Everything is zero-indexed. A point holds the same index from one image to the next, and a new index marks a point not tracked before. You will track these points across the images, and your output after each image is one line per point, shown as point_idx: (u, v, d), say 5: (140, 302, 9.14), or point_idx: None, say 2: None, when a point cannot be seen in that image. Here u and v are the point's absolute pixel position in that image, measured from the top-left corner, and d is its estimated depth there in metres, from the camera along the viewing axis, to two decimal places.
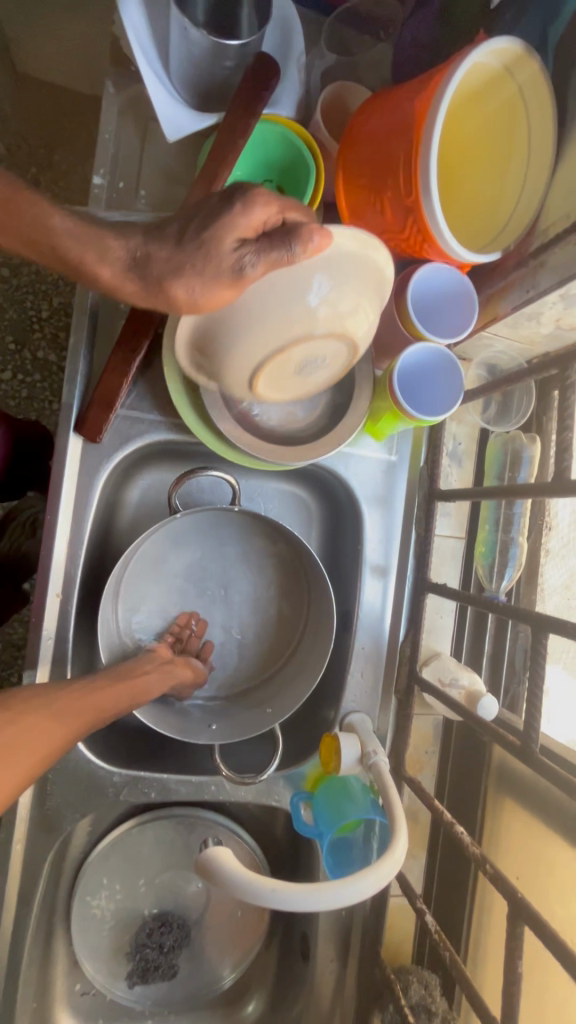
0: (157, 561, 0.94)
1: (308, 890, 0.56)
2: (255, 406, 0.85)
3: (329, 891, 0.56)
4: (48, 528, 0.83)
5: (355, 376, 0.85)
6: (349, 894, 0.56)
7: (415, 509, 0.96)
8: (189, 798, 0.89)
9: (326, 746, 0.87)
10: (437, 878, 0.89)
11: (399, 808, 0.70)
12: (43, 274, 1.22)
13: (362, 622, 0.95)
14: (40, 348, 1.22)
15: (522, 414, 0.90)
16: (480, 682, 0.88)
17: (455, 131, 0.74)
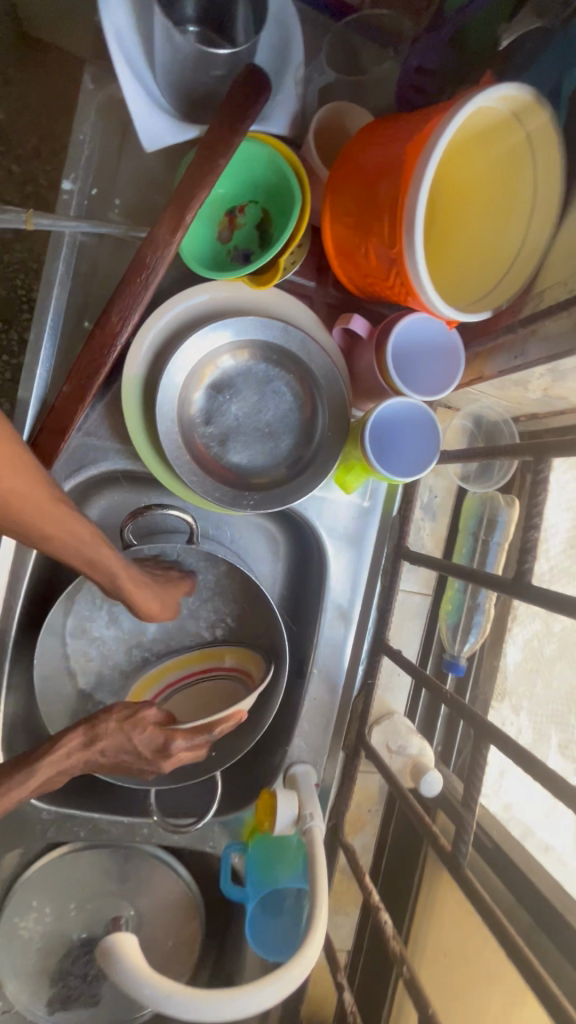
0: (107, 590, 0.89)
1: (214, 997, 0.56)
2: (218, 443, 0.79)
3: (238, 997, 0.57)
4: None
5: (327, 423, 0.79)
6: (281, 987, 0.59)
7: (383, 559, 0.92)
8: (120, 838, 0.86)
9: (263, 804, 0.84)
10: (368, 935, 0.90)
11: (323, 878, 0.70)
12: (37, 250, 1.15)
13: (317, 673, 0.91)
14: (28, 329, 1.15)
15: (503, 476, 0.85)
16: (430, 752, 0.87)
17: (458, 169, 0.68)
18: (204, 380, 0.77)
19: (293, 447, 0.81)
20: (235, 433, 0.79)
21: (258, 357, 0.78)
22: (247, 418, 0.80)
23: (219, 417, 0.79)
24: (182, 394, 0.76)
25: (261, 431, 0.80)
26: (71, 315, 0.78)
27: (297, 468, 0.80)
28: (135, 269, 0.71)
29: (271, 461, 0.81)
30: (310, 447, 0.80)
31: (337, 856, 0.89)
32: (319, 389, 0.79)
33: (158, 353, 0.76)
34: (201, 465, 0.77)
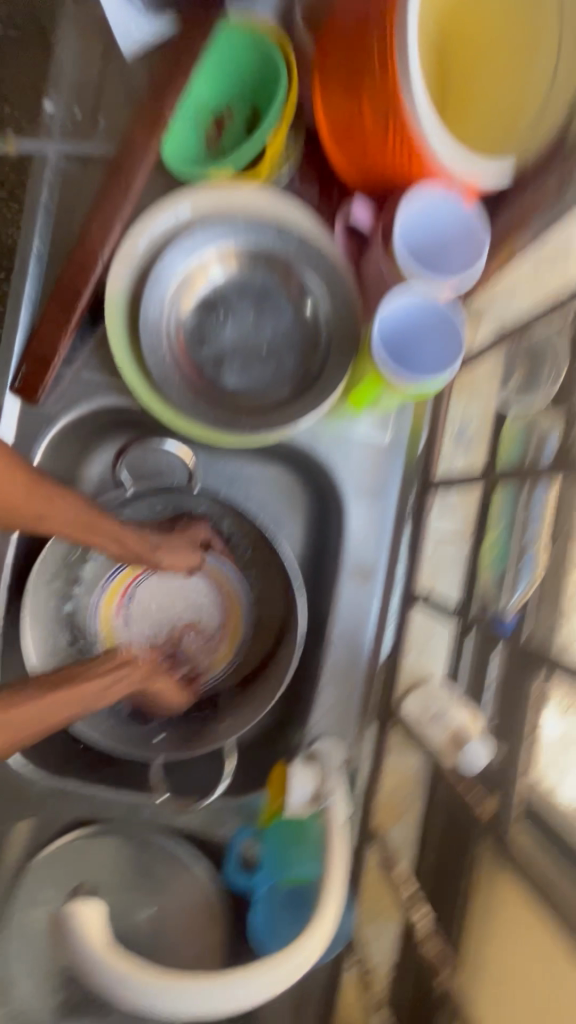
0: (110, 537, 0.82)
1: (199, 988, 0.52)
2: (211, 364, 0.71)
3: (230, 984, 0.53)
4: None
5: (333, 336, 0.70)
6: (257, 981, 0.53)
7: (410, 503, 0.82)
8: (121, 818, 0.77)
9: (276, 778, 0.73)
10: (412, 959, 0.72)
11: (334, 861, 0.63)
12: None
13: (338, 632, 0.80)
14: None
15: (552, 384, 0.70)
16: (478, 730, 0.68)
17: (459, 38, 0.64)
18: (194, 297, 0.70)
19: (297, 370, 0.71)
20: (231, 357, 0.71)
21: (252, 265, 0.70)
22: (244, 341, 0.72)
23: (211, 333, 0.71)
24: (168, 306, 0.69)
25: (260, 349, 0.72)
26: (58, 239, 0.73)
27: (302, 387, 0.71)
28: (116, 185, 0.68)
29: (273, 382, 0.71)
30: (316, 368, 0.71)
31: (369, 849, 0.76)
32: (321, 293, 0.69)
33: (144, 272, 0.69)
34: (193, 390, 0.69)
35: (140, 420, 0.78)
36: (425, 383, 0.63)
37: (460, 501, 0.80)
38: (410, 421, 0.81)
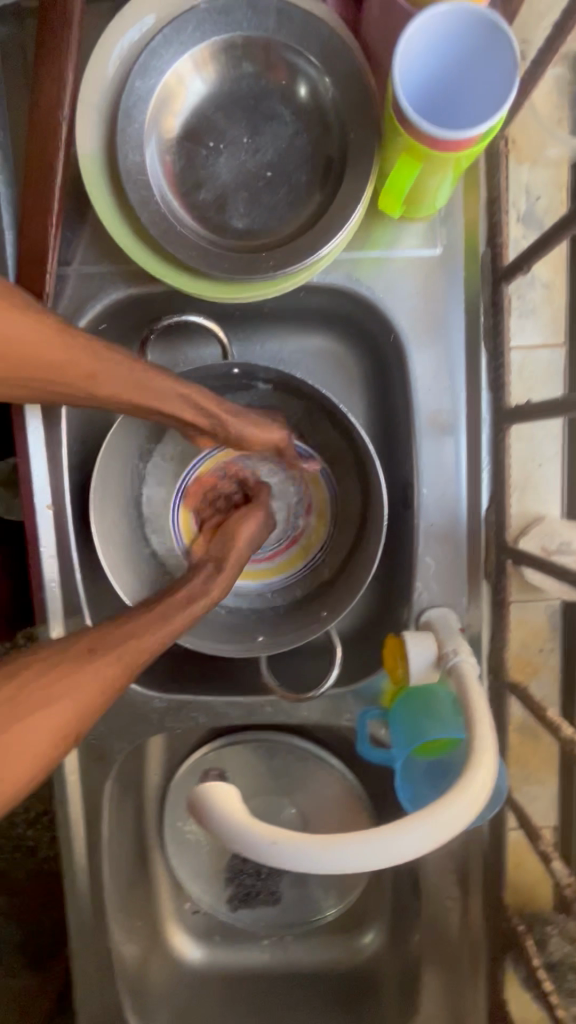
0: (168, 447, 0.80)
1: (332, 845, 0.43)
2: (215, 209, 0.60)
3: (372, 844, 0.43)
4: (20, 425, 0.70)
5: (348, 124, 0.57)
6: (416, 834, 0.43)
7: (481, 322, 0.69)
8: (243, 720, 0.75)
9: (390, 651, 0.68)
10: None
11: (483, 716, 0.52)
12: None
13: (428, 494, 0.70)
14: None
15: None
16: None
17: None
18: (174, 131, 0.59)
19: (314, 187, 0.60)
20: (235, 193, 0.60)
21: (232, 70, 0.58)
22: (245, 169, 0.60)
23: (206, 170, 0.60)
24: (151, 147, 0.58)
25: (266, 174, 0.60)
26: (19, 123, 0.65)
27: (325, 204, 0.59)
28: (56, 20, 0.57)
29: (290, 209, 0.60)
30: (336, 177, 0.59)
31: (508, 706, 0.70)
32: (324, 75, 0.56)
33: (114, 117, 0.59)
34: (201, 242, 0.59)
35: (158, 307, 0.70)
36: (481, 130, 0.48)
37: (542, 301, 0.70)
38: (464, 224, 0.66)
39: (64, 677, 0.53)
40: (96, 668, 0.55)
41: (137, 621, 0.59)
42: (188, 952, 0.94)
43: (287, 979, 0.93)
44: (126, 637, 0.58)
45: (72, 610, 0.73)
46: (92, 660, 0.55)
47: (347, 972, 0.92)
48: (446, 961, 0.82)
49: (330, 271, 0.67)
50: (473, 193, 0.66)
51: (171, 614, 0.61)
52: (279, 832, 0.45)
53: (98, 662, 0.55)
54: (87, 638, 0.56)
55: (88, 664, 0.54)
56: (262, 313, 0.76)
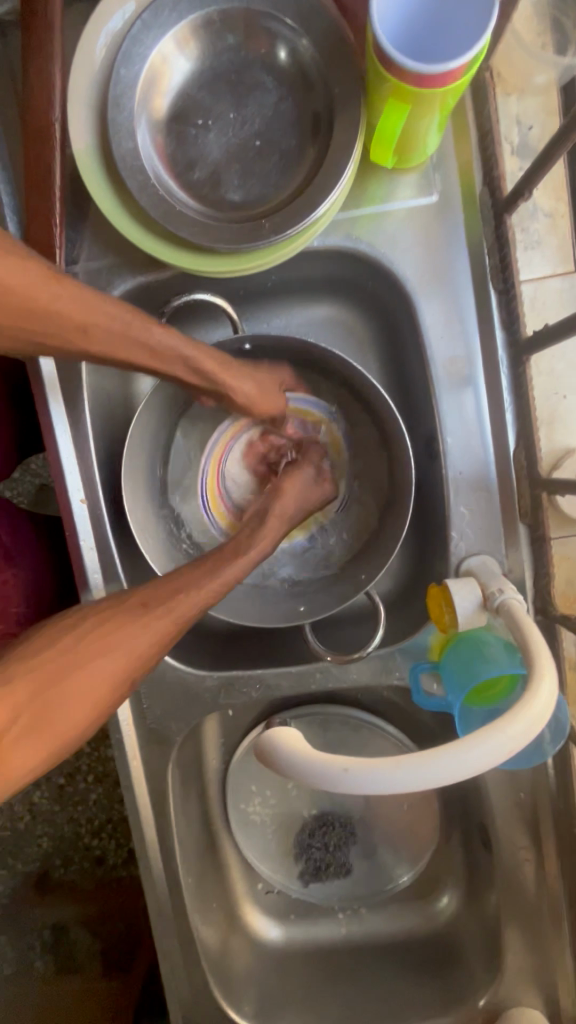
0: (188, 432, 0.82)
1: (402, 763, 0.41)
2: (209, 185, 0.62)
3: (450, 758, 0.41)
4: (44, 421, 0.72)
5: (333, 80, 0.57)
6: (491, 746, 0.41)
7: (487, 262, 0.68)
8: (295, 690, 0.76)
9: (434, 601, 0.68)
10: None
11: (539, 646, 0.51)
12: None
13: (452, 442, 0.70)
14: None
15: None
16: None
17: None
18: (163, 112, 0.60)
19: (305, 149, 0.60)
20: (227, 166, 0.61)
21: (212, 46, 0.59)
22: (235, 141, 0.61)
23: (196, 147, 0.61)
24: (141, 130, 0.60)
25: (255, 143, 0.61)
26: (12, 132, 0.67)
27: (318, 162, 0.60)
28: (38, 23, 0.58)
29: (283, 173, 0.61)
30: (326, 135, 0.59)
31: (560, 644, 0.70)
32: (303, 38, 0.57)
33: (104, 108, 0.60)
34: (200, 218, 0.61)
35: (164, 293, 0.72)
36: (468, 56, 0.48)
37: (547, 232, 0.71)
38: (459, 169, 0.66)
39: (123, 628, 0.58)
40: (148, 627, 0.58)
41: (184, 580, 0.62)
42: (267, 932, 0.95)
43: (368, 950, 0.93)
44: (174, 595, 0.61)
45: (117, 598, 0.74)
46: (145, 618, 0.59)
47: (428, 939, 0.92)
48: (528, 914, 0.80)
49: (330, 234, 0.68)
50: (462, 135, 0.66)
51: (216, 573, 0.64)
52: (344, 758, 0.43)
53: (152, 617, 0.59)
54: (140, 596, 0.60)
55: (141, 621, 0.58)
56: (266, 289, 0.78)
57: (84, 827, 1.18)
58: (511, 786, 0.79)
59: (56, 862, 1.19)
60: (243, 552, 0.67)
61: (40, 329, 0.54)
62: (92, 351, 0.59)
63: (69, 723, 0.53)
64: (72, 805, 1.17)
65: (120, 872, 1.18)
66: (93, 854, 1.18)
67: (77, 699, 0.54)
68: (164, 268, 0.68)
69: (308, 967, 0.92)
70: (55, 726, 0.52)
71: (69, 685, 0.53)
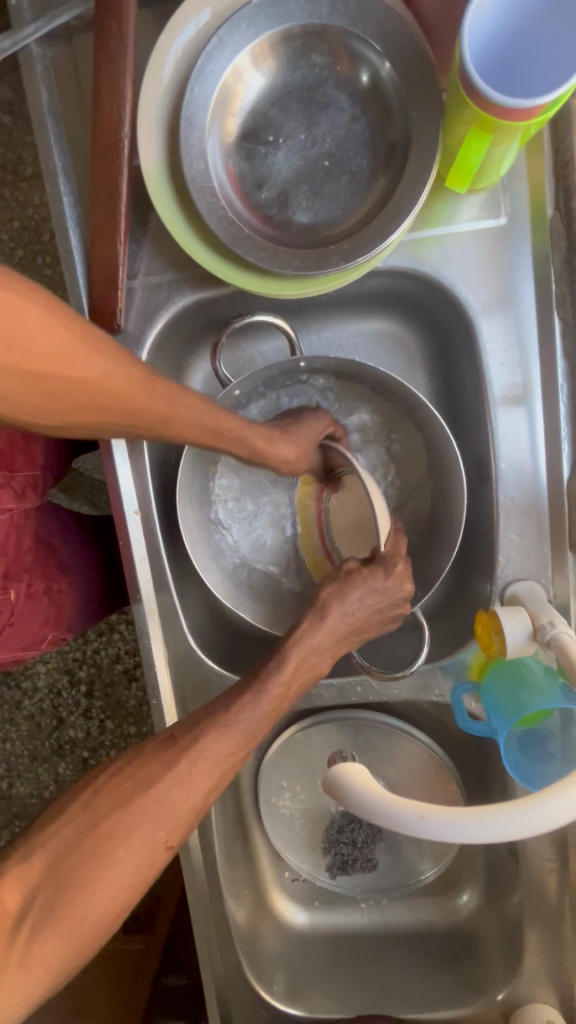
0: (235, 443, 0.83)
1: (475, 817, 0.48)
2: (277, 207, 0.61)
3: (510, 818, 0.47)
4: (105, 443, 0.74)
5: (410, 102, 0.56)
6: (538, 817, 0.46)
7: (554, 288, 0.66)
8: (335, 701, 0.79)
9: (482, 627, 0.69)
10: None
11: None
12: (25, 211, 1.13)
13: (504, 469, 0.70)
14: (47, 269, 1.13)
15: None
16: None
17: None
18: (234, 129, 0.59)
19: (375, 172, 0.59)
20: (296, 187, 0.61)
21: (286, 61, 0.58)
22: (304, 162, 0.60)
23: (265, 167, 0.60)
24: (212, 150, 0.59)
25: (325, 164, 0.60)
26: (76, 143, 0.66)
27: (389, 186, 0.59)
28: (109, 35, 0.57)
29: (353, 196, 0.60)
30: (398, 158, 0.58)
31: None
32: (381, 55, 0.56)
33: (174, 125, 0.60)
34: (268, 241, 0.60)
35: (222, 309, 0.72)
36: (558, 93, 0.46)
37: None
38: (529, 189, 0.65)
39: (169, 774, 0.53)
40: (194, 760, 0.54)
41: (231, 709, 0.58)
42: (294, 918, 1.00)
43: (389, 939, 0.98)
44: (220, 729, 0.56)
45: (166, 605, 0.77)
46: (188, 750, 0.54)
47: (448, 931, 0.97)
48: (549, 920, 0.84)
49: (393, 254, 0.67)
50: (536, 155, 0.64)
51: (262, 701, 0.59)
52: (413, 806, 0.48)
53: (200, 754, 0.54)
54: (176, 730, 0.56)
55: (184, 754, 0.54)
56: (320, 303, 0.77)
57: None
58: None
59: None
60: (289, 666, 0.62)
61: (121, 409, 0.51)
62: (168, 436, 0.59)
63: (117, 893, 0.47)
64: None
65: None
66: None
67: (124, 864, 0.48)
68: (224, 284, 0.68)
69: (332, 950, 0.98)
70: (103, 899, 0.47)
71: (116, 849, 0.48)
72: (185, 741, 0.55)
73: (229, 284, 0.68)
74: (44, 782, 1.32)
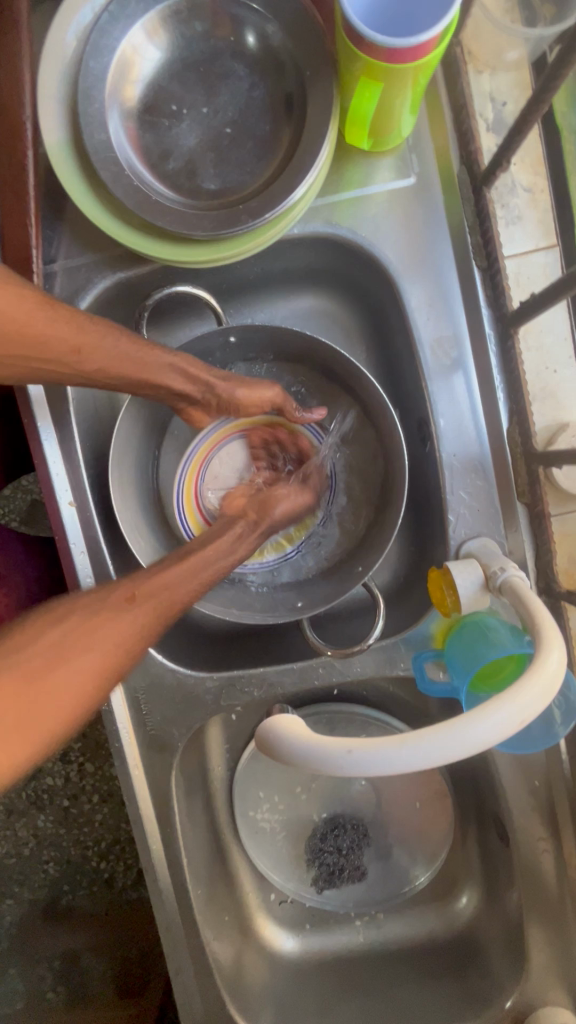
0: (177, 432, 0.81)
1: (404, 742, 0.39)
2: (184, 175, 0.61)
3: (449, 736, 0.39)
4: (34, 436, 0.70)
5: (304, 65, 0.57)
6: (489, 732, 0.39)
7: (469, 240, 0.67)
8: (298, 687, 0.74)
9: (434, 585, 0.66)
10: None
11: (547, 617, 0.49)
12: None
13: (444, 423, 0.69)
14: None
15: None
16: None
17: None
18: (135, 100, 0.60)
19: (279, 136, 0.60)
20: (203, 157, 0.61)
21: (181, 38, 0.59)
22: (208, 132, 0.60)
23: (169, 138, 0.61)
24: (114, 122, 0.59)
25: (229, 133, 0.61)
26: None
27: (293, 147, 0.59)
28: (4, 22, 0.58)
29: (260, 161, 0.60)
30: (299, 118, 0.59)
31: (566, 622, 0.68)
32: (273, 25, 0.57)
33: (75, 104, 0.60)
34: (175, 206, 0.60)
35: (146, 290, 0.71)
36: (443, 25, 0.48)
37: (527, 201, 0.68)
38: (435, 150, 0.66)
39: (123, 614, 0.56)
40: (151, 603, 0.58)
41: (161, 573, 0.61)
42: (282, 944, 0.92)
43: (387, 958, 0.90)
44: (165, 575, 0.60)
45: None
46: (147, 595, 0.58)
47: (450, 941, 0.88)
48: (551, 909, 0.78)
49: (309, 220, 0.67)
50: (438, 116, 0.66)
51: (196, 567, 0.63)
52: (347, 741, 0.40)
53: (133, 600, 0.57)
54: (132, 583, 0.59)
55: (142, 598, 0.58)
56: (247, 282, 0.76)
57: (92, 850, 1.18)
58: (525, 772, 0.79)
59: (64, 887, 1.19)
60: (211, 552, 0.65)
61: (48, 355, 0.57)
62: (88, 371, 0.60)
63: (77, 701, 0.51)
64: (77, 825, 1.17)
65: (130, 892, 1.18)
66: (101, 877, 1.18)
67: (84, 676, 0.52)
68: (143, 262, 0.67)
69: (326, 976, 0.89)
70: (58, 707, 0.50)
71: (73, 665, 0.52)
72: (143, 583, 0.59)
73: (148, 262, 0.68)
74: (21, 840, 1.19)
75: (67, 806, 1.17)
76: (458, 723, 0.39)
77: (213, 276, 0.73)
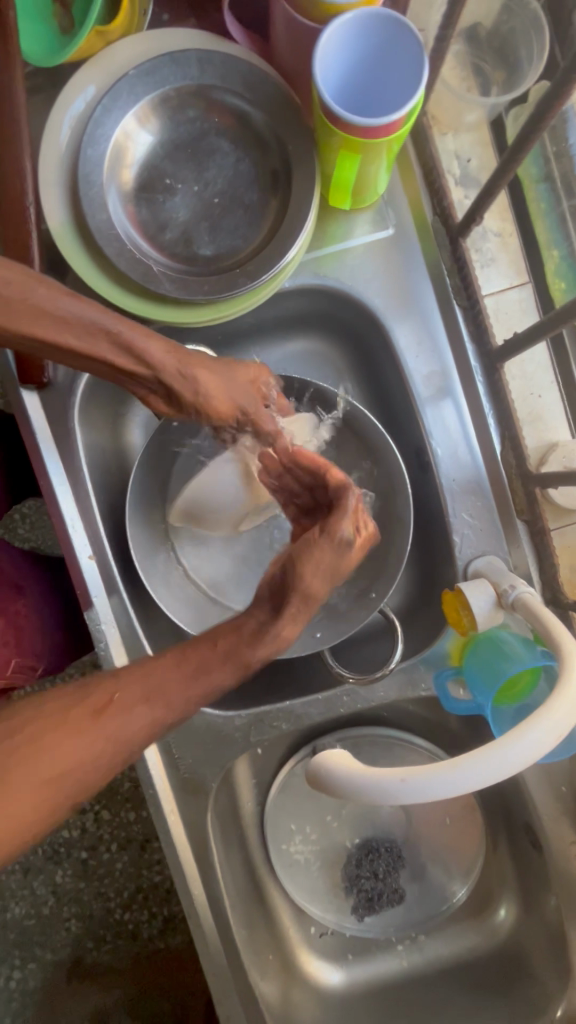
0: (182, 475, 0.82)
1: (447, 768, 0.42)
2: (180, 243, 0.65)
3: (488, 760, 0.42)
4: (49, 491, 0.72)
5: (287, 139, 0.62)
6: (529, 749, 0.42)
7: (448, 283, 0.72)
8: (325, 717, 0.76)
9: (449, 605, 0.69)
10: None
11: (562, 634, 0.53)
12: None
13: (440, 453, 0.73)
14: None
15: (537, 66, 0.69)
16: (564, 435, 0.74)
17: None
18: (131, 181, 0.64)
19: (267, 202, 0.65)
20: (197, 226, 0.66)
21: (169, 120, 0.64)
22: (200, 204, 0.65)
23: (163, 210, 0.65)
24: (112, 200, 0.63)
25: (220, 202, 0.65)
26: None
27: (281, 211, 0.64)
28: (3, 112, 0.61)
29: (251, 226, 0.65)
30: (285, 185, 0.64)
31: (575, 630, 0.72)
32: (254, 109, 0.62)
33: (73, 184, 0.64)
34: (176, 274, 0.64)
35: None
36: (410, 107, 0.53)
37: (498, 242, 0.74)
38: (409, 203, 0.72)
39: (70, 732, 0.44)
40: (100, 731, 0.45)
41: (108, 705, 0.46)
42: (327, 977, 0.91)
43: (434, 982, 0.90)
44: (120, 702, 0.46)
45: (134, 648, 0.74)
46: (104, 716, 0.45)
47: (492, 956, 0.88)
48: None
49: (297, 274, 0.72)
50: (408, 173, 0.72)
51: (125, 723, 0.45)
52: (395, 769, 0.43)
53: (73, 743, 0.44)
54: (103, 689, 0.46)
55: (99, 720, 0.45)
56: (243, 331, 0.80)
57: (114, 902, 1.16)
58: (551, 778, 0.81)
59: (87, 945, 1.16)
60: (169, 702, 0.47)
61: (104, 349, 0.57)
62: (140, 360, 0.59)
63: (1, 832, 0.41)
64: (98, 879, 1.16)
65: (158, 943, 1.15)
66: (127, 930, 1.16)
67: (21, 806, 0.42)
68: (144, 322, 0.71)
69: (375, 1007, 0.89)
70: None
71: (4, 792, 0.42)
72: (97, 696, 0.46)
73: (150, 323, 0.71)
74: (41, 898, 1.17)
75: (86, 858, 1.16)
76: (498, 746, 0.42)
77: (211, 328, 0.77)
